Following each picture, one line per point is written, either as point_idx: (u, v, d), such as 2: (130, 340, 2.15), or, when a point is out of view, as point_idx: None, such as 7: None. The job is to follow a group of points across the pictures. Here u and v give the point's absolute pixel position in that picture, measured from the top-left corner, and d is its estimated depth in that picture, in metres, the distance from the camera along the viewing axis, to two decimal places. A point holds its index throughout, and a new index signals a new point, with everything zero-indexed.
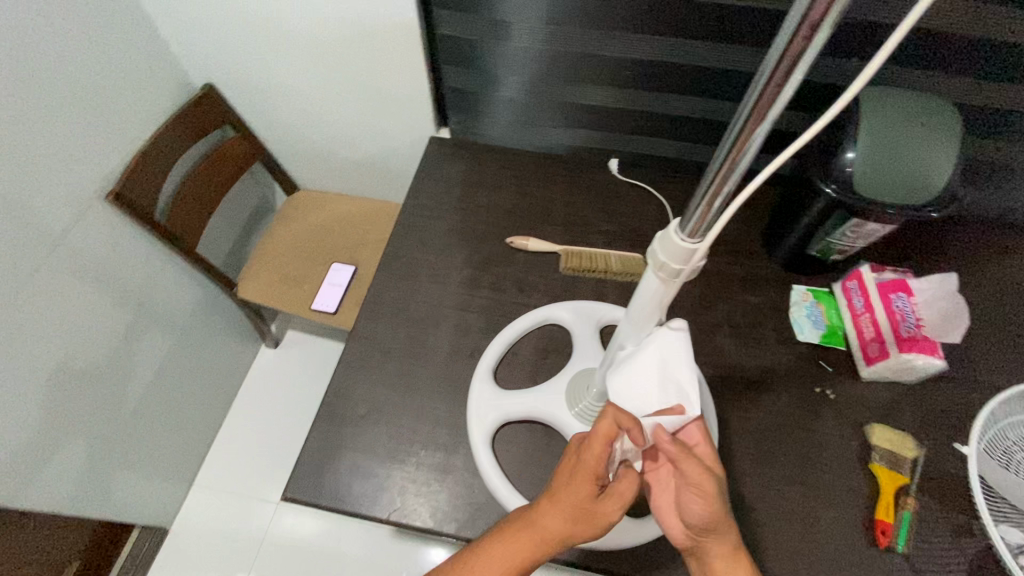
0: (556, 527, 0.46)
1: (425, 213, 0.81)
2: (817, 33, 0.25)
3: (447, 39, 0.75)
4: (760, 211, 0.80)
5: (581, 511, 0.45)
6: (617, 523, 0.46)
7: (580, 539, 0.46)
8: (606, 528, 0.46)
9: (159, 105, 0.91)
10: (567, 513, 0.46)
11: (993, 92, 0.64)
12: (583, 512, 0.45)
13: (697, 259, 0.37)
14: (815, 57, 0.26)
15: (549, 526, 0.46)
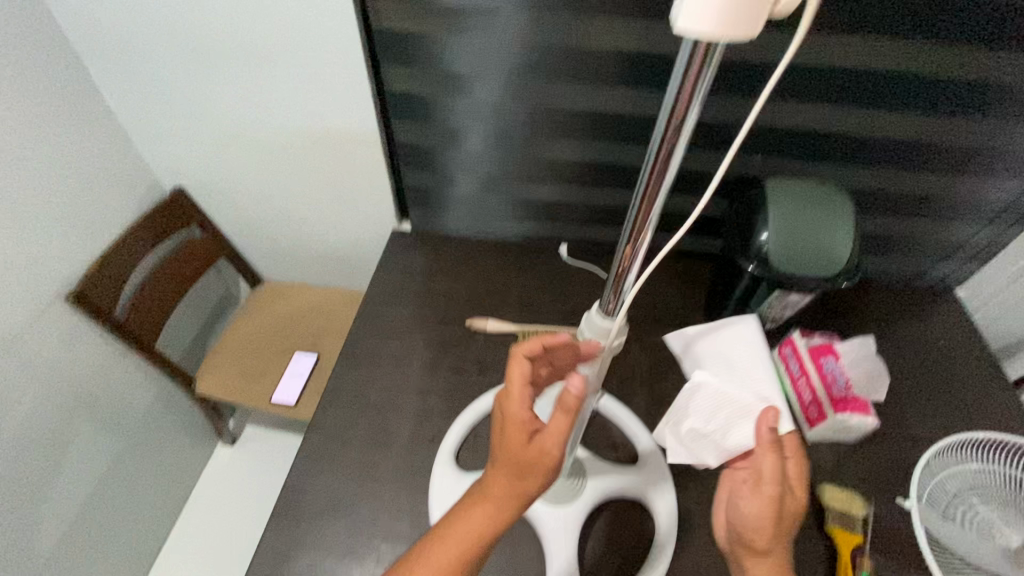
0: (501, 496, 0.45)
1: (387, 301, 0.85)
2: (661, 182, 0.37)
3: (405, 145, 0.83)
4: (699, 286, 0.87)
5: (519, 467, 0.44)
6: (565, 458, 0.43)
7: (533, 488, 0.44)
8: (555, 465, 0.43)
9: (126, 209, 0.95)
10: (509, 474, 0.45)
11: (877, 178, 0.75)
12: (524, 464, 0.44)
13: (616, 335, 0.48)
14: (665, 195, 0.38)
15: (496, 490, 0.45)
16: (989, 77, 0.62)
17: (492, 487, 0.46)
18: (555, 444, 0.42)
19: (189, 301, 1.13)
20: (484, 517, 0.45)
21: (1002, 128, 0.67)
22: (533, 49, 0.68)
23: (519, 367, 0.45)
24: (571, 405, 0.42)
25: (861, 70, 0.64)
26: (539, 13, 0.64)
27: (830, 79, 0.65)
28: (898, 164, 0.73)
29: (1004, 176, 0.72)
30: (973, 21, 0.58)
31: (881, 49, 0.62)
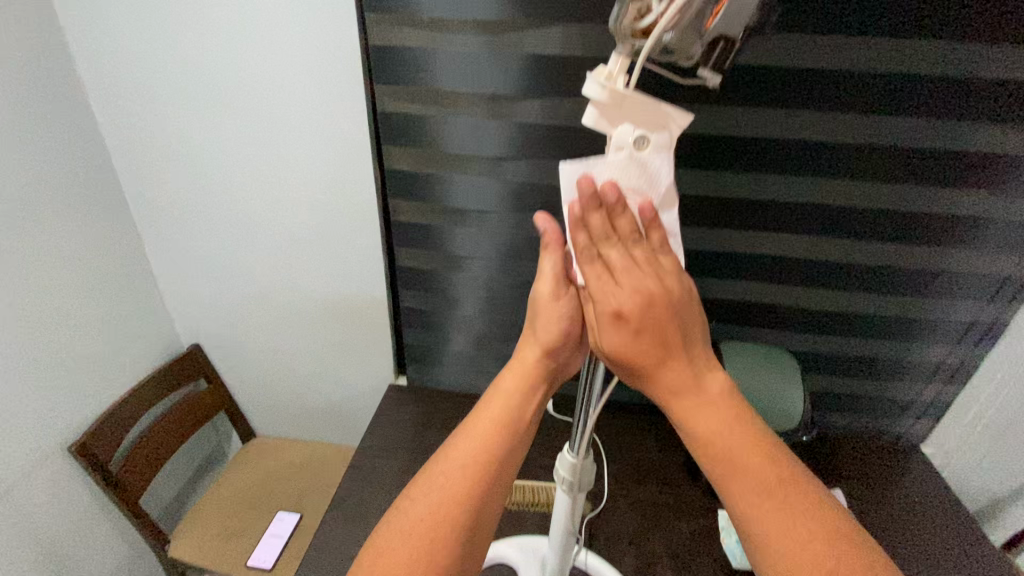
0: (504, 403, 0.53)
1: (379, 453, 0.88)
2: None
3: (409, 310, 0.94)
4: (678, 441, 0.91)
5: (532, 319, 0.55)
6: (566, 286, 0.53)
7: (548, 332, 0.54)
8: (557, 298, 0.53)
9: (143, 362, 1.02)
10: (518, 381, 0.54)
11: (820, 342, 0.86)
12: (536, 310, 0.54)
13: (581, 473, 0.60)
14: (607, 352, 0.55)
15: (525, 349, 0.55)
16: (885, 261, 0.78)
17: (499, 386, 0.54)
18: (559, 321, 0.53)
19: (181, 455, 1.14)
20: (489, 422, 0.52)
21: (909, 300, 0.80)
22: (519, 237, 0.84)
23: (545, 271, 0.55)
24: (549, 240, 0.53)
25: (783, 256, 0.80)
26: (522, 212, 0.81)
27: (760, 262, 0.81)
28: (834, 330, 0.85)
29: (927, 340, 0.83)
30: (859, 223, 0.75)
31: (794, 242, 0.78)
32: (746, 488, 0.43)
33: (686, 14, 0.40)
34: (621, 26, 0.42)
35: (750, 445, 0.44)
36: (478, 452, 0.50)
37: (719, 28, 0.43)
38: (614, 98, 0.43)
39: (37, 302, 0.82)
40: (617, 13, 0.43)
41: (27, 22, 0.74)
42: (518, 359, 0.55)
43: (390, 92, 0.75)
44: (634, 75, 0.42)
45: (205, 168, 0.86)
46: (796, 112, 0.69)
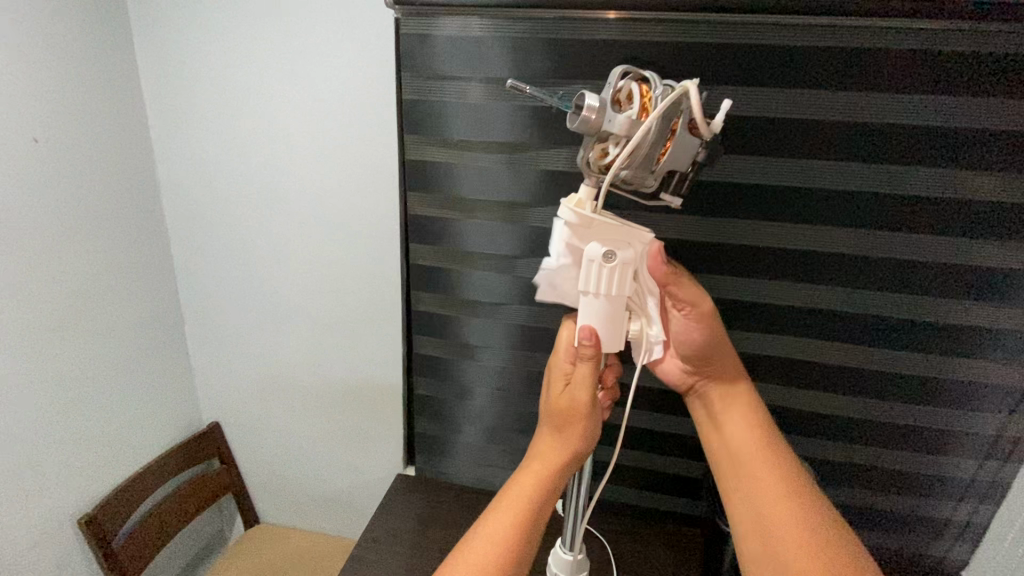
0: (521, 508, 0.57)
1: (379, 546, 0.86)
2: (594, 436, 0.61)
3: (421, 397, 0.97)
4: (693, 553, 0.86)
5: (558, 422, 0.59)
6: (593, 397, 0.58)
7: (574, 435, 0.59)
8: (586, 405, 0.58)
9: (165, 437, 1.05)
10: (537, 484, 0.58)
11: (837, 449, 0.84)
12: (562, 414, 0.59)
13: (574, 566, 0.62)
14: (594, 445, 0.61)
15: (546, 451, 0.60)
16: (894, 369, 0.78)
17: (519, 487, 0.58)
18: (583, 426, 0.58)
19: (183, 538, 1.11)
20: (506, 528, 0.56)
21: (926, 408, 0.79)
22: (529, 330, 0.88)
23: (558, 367, 0.60)
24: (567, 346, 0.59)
25: (791, 358, 0.81)
26: (534, 307, 0.86)
27: (767, 363, 0.82)
28: (849, 437, 0.83)
29: (950, 452, 0.81)
30: (863, 330, 0.77)
31: (799, 345, 0.80)
32: (760, 501, 0.62)
33: (637, 155, 0.50)
34: (588, 162, 0.53)
35: (771, 474, 0.62)
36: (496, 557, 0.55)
37: (668, 166, 0.52)
38: (582, 221, 0.53)
39: (84, 371, 0.87)
40: (583, 154, 0.54)
41: (125, 135, 0.88)
42: (536, 456, 0.60)
43: (418, 198, 0.84)
44: (597, 201, 0.52)
45: (251, 257, 0.95)
46: (789, 225, 0.74)
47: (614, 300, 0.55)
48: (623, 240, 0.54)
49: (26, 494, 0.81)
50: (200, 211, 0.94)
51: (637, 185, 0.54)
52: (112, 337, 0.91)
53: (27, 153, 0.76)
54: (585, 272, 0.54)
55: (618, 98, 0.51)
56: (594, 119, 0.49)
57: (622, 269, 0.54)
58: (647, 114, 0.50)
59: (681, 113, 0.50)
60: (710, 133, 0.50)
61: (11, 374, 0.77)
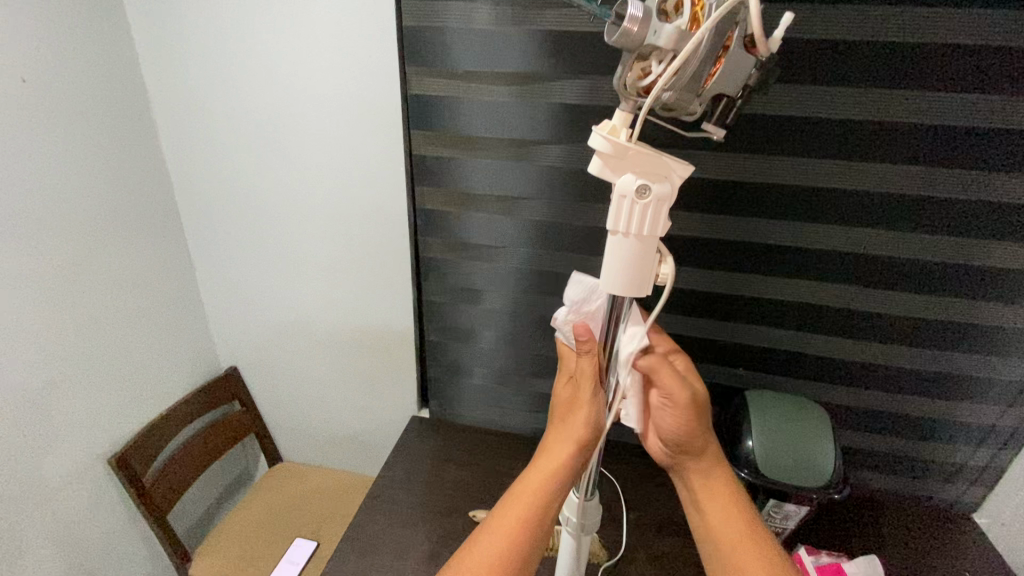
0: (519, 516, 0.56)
1: (396, 484, 0.88)
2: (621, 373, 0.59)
3: (433, 343, 0.97)
4: None
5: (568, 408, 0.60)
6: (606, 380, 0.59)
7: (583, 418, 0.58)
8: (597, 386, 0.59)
9: (185, 382, 1.08)
10: (543, 483, 0.57)
11: (854, 395, 0.83)
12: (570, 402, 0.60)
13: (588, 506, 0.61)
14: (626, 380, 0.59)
15: (553, 441, 0.60)
16: (921, 314, 0.75)
17: (529, 475, 0.58)
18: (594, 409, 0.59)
19: (211, 475, 1.17)
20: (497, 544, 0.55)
21: (951, 353, 0.76)
22: (540, 275, 0.85)
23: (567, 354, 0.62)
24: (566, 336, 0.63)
25: (813, 303, 0.78)
26: (545, 251, 0.83)
27: (786, 308, 0.79)
28: (867, 383, 0.81)
29: (971, 398, 0.79)
30: (891, 274, 0.73)
31: (822, 289, 0.77)
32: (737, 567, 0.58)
33: (684, 75, 0.45)
34: (626, 83, 0.48)
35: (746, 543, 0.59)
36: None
37: (717, 88, 0.47)
38: (617, 150, 0.45)
39: (96, 318, 0.88)
40: (621, 74, 0.49)
41: (114, 74, 0.84)
42: (546, 446, 0.60)
43: (423, 137, 0.80)
44: (636, 128, 0.45)
45: (255, 202, 0.93)
46: (819, 160, 0.69)
47: (644, 240, 0.48)
48: (659, 173, 0.47)
49: (55, 435, 0.84)
50: (200, 154, 0.92)
51: (681, 111, 0.49)
52: (121, 284, 0.91)
53: (16, 92, 0.72)
54: (615, 208, 0.48)
55: (666, 8, 0.45)
56: (637, 32, 0.43)
57: (658, 206, 0.47)
58: (699, 26, 0.44)
59: (737, 26, 0.44)
60: (769, 50, 0.44)
61: (28, 321, 0.78)
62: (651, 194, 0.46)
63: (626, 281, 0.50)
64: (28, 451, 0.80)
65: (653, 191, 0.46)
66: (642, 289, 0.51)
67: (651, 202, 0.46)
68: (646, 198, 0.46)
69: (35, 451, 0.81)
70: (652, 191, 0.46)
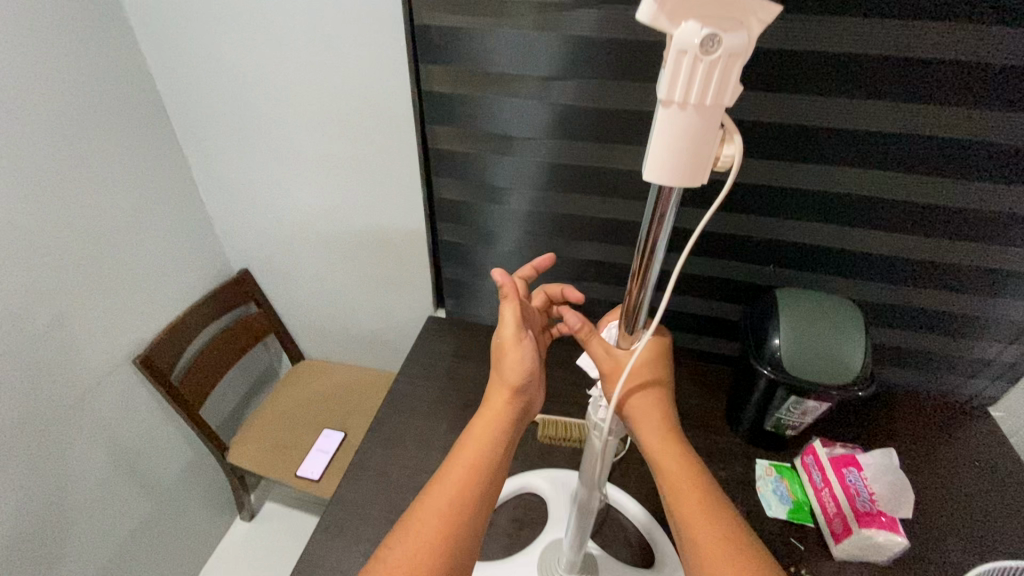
0: (470, 461, 0.49)
1: (417, 382, 0.90)
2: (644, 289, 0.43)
3: (447, 242, 0.93)
4: (719, 389, 0.89)
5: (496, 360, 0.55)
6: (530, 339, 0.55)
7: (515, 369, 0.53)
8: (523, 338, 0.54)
9: (198, 285, 1.07)
10: (488, 434, 0.51)
11: (889, 293, 0.79)
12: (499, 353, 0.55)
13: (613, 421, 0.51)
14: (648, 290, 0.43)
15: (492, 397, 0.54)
16: (981, 205, 0.68)
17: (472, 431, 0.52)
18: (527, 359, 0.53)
19: (237, 372, 1.20)
20: (446, 497, 0.47)
21: (1005, 248, 0.71)
22: (562, 169, 0.78)
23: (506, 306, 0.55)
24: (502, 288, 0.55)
25: (862, 195, 0.71)
26: (567, 141, 0.75)
27: (830, 201, 0.73)
28: (906, 280, 0.77)
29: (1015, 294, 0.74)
30: (956, 160, 0.65)
31: (875, 180, 0.69)
32: None
33: None
34: None
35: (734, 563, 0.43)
36: (429, 537, 0.45)
37: None
38: None
39: (92, 217, 0.84)
40: None
41: None
42: (486, 404, 0.54)
43: (428, 3, 0.69)
44: None
45: (245, 89, 0.85)
46: (895, 22, 0.59)
47: (707, 119, 0.32)
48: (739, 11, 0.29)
49: (78, 339, 0.85)
50: (177, 32, 0.81)
51: None
52: (114, 186, 0.87)
53: None
54: (669, 70, 0.30)
55: None
56: None
57: (733, 66, 0.30)
58: None
59: None
60: None
61: (24, 225, 0.74)
62: (722, 45, 0.29)
63: (677, 175, 0.34)
64: (54, 352, 0.81)
65: (724, 38, 0.29)
66: (691, 185, 0.35)
67: (725, 53, 0.29)
68: (716, 50, 0.29)
69: (60, 352, 0.82)
70: (723, 39, 0.29)
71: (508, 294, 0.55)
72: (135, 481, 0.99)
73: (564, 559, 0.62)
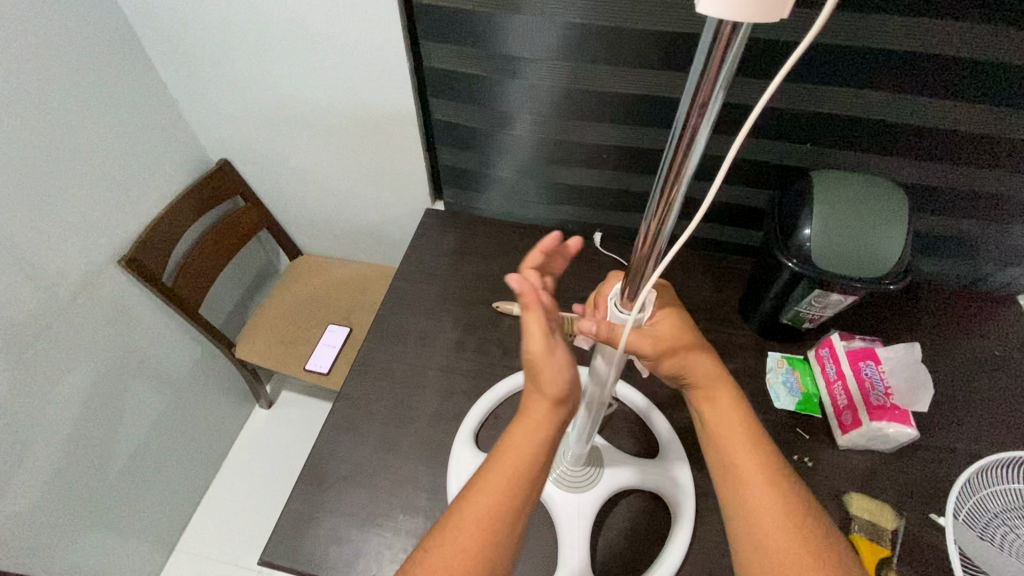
0: (511, 471, 0.44)
1: (416, 278, 0.86)
2: (692, 149, 0.32)
3: (440, 123, 0.82)
4: (735, 281, 0.84)
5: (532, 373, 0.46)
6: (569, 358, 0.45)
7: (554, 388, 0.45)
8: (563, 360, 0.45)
9: (176, 179, 0.99)
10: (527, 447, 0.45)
11: (940, 174, 0.70)
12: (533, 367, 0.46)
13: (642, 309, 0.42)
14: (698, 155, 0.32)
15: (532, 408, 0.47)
16: None
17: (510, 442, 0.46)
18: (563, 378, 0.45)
19: (234, 268, 1.17)
20: (489, 508, 0.43)
21: None
22: (573, 29, 0.65)
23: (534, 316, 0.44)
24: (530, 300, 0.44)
25: (936, 54, 0.59)
26: None
27: (893, 63, 0.60)
28: (963, 159, 0.68)
29: None
30: None
31: (958, 33, 0.57)
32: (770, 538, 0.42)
33: None
34: None
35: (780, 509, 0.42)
36: (473, 553, 0.41)
37: None
38: None
39: (35, 103, 0.73)
40: None
41: None
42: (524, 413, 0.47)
43: None
44: None
45: None
46: None
47: None
48: None
49: (56, 239, 0.79)
50: None
51: None
52: (57, 66, 0.75)
53: None
54: None
55: None
56: None
57: None
58: None
59: None
60: None
61: None
62: None
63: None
64: (32, 256, 0.76)
65: None
66: (763, 17, 0.24)
67: None
68: None
69: (40, 255, 0.77)
70: None
71: (531, 303, 0.44)
72: (147, 378, 1.00)
73: (567, 453, 0.61)
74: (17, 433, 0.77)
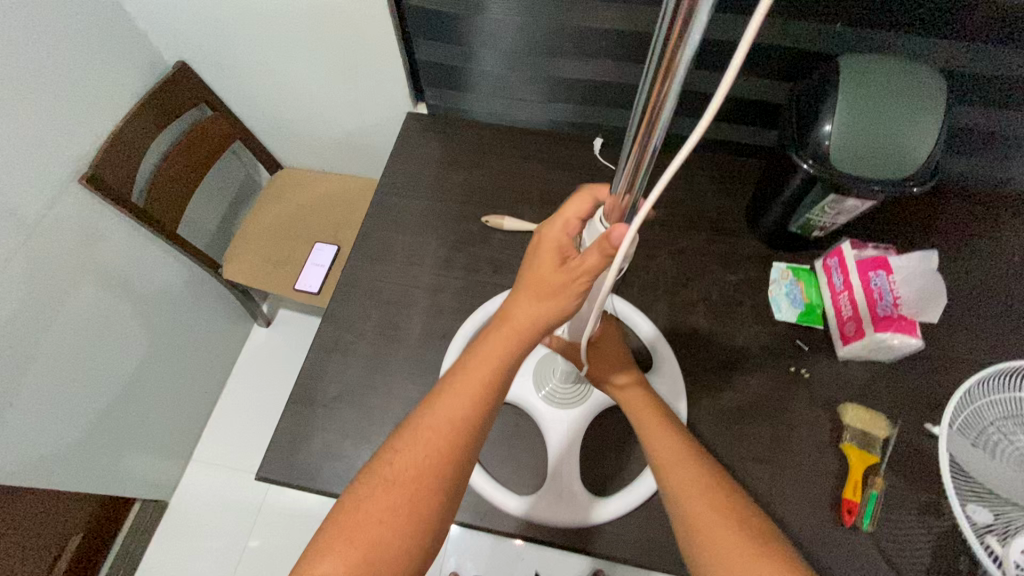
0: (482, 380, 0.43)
1: (400, 191, 0.80)
2: (691, 32, 0.25)
3: (415, 10, 0.71)
4: (743, 185, 0.78)
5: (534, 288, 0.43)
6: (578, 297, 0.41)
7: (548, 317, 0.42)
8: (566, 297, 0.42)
9: (129, 87, 0.89)
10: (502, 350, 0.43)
11: (987, 58, 0.61)
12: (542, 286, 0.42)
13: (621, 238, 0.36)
14: (698, 39, 0.26)
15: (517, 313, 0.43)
16: None
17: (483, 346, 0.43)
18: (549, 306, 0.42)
19: (212, 184, 1.11)
20: (458, 410, 0.42)
21: None
22: None
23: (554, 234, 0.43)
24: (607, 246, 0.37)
25: None
26: None
27: None
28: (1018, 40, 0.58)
29: None
30: None
31: None
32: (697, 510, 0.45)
33: None
34: None
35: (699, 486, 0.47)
36: (438, 452, 0.41)
37: None
38: None
39: None
40: None
41: None
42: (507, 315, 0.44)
43: None
44: None
45: None
46: None
47: None
48: None
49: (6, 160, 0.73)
50: None
51: None
52: None
53: None
54: None
55: None
56: None
57: None
58: None
59: None
60: None
61: None
62: None
63: None
64: None
65: None
66: None
67: None
68: None
69: None
70: None
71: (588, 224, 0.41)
72: (135, 303, 0.99)
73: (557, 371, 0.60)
74: (7, 359, 0.77)
